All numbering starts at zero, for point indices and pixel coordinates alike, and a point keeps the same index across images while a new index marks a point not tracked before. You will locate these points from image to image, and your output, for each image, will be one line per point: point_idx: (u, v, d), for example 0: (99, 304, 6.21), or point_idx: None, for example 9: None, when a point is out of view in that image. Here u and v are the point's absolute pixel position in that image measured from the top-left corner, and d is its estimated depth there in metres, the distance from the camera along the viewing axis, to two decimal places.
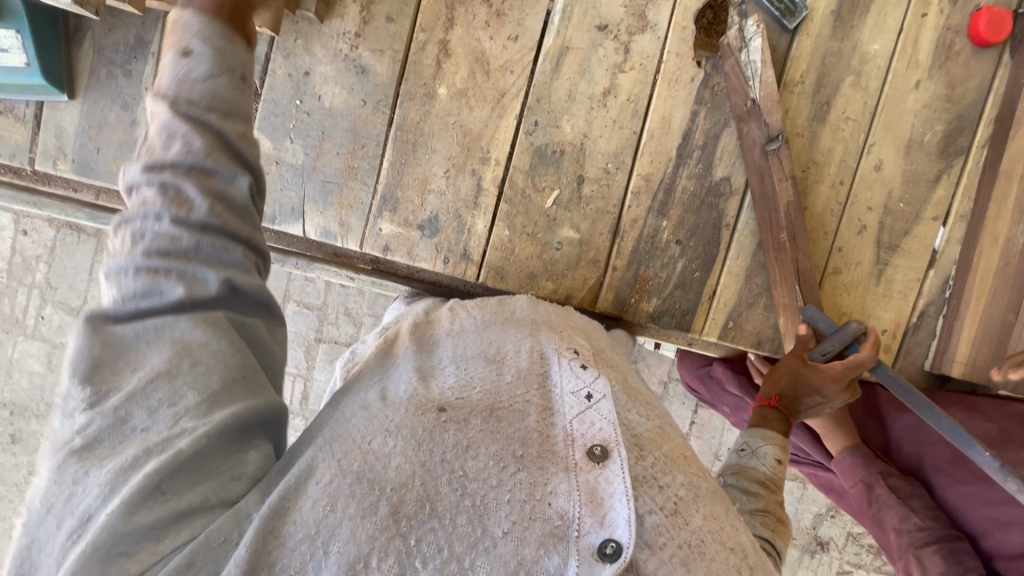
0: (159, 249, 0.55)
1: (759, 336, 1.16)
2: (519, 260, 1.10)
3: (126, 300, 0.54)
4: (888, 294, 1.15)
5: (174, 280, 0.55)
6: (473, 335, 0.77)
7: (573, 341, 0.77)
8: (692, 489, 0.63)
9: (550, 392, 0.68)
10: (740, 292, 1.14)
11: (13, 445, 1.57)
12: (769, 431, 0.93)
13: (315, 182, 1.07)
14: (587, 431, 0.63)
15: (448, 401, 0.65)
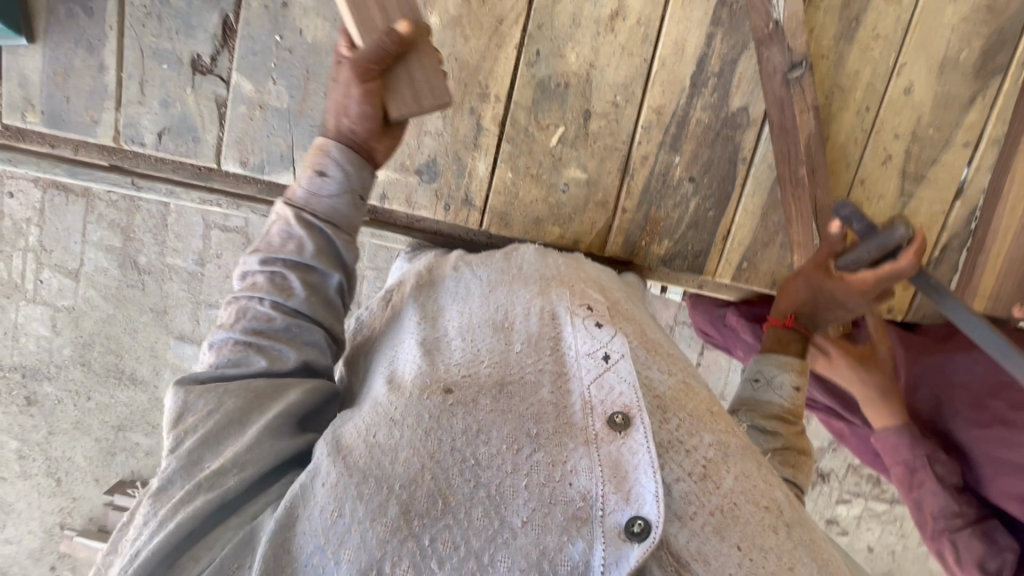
0: (255, 328, 0.69)
1: (774, 277, 1.12)
2: (524, 204, 1.05)
3: (219, 357, 0.68)
4: (910, 228, 1.10)
5: (260, 354, 0.68)
6: (479, 300, 0.73)
7: (587, 293, 0.71)
8: (721, 449, 0.61)
9: (565, 356, 0.64)
10: (756, 231, 1.09)
11: (29, 407, 1.57)
12: (786, 360, 0.88)
13: (303, 128, 0.99)
14: (606, 397, 0.60)
15: (453, 382, 0.61)
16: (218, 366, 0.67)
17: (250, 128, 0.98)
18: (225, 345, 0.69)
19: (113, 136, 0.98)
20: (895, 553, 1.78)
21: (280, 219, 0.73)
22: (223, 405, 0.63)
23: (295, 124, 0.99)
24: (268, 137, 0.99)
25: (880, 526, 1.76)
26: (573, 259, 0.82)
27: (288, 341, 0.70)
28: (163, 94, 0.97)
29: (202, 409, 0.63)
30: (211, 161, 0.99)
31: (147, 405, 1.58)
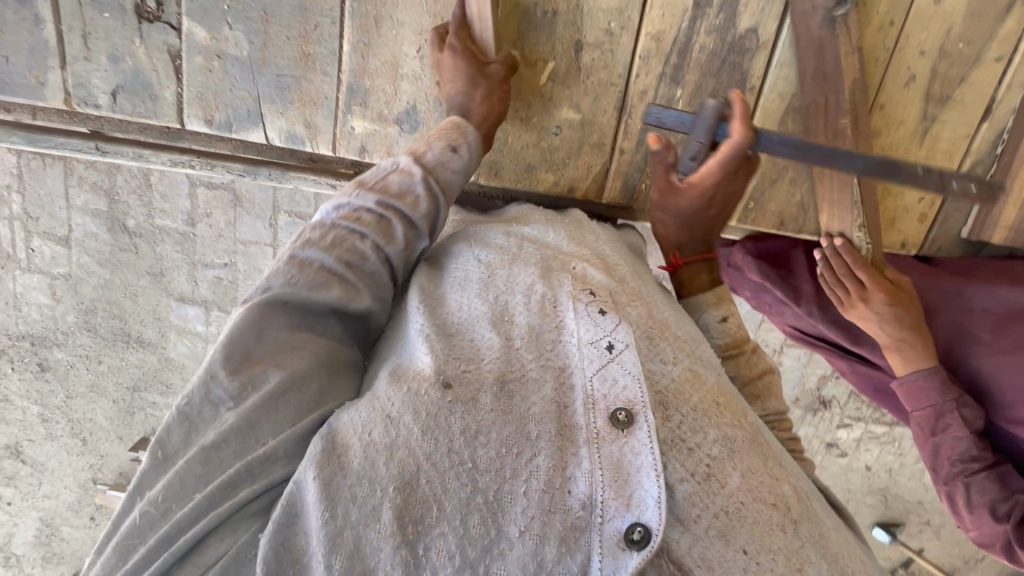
0: (348, 260, 0.66)
1: (782, 216, 1.07)
2: (514, 151, 0.98)
3: (299, 276, 0.62)
4: (931, 155, 1.03)
5: (341, 287, 0.64)
6: (479, 286, 0.67)
7: (588, 280, 0.68)
8: (728, 444, 0.58)
9: (565, 346, 0.61)
10: (764, 168, 1.02)
11: (42, 373, 1.51)
12: (703, 298, 0.88)
13: (268, 78, 0.90)
14: (609, 391, 0.57)
15: (452, 375, 0.56)
16: (302, 287, 0.62)
17: (210, 82, 0.90)
18: (311, 264, 0.64)
19: (65, 98, 0.90)
20: (892, 471, 1.83)
21: (404, 168, 0.74)
22: (268, 383, 0.57)
23: (259, 74, 0.90)
24: (231, 91, 0.90)
25: (879, 447, 1.80)
26: (579, 233, 0.78)
27: (366, 287, 0.67)
28: (111, 48, 0.88)
29: (252, 370, 0.57)
30: (173, 121, 0.92)
31: (158, 366, 1.52)
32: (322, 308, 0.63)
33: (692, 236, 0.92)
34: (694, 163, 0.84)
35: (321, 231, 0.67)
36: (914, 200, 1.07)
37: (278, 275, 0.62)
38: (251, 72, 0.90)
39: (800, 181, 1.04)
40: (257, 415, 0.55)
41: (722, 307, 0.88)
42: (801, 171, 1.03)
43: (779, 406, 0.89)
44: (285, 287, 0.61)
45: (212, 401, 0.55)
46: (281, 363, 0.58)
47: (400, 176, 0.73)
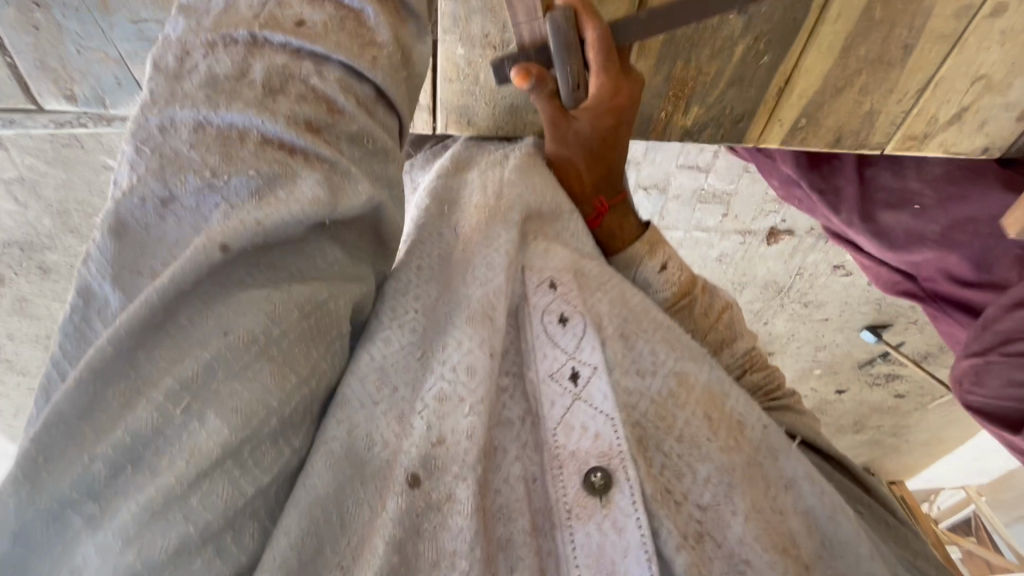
0: (303, 120, 0.40)
1: (839, 132, 0.83)
2: (490, 88, 0.72)
3: (232, 174, 0.37)
4: None
5: (303, 163, 0.39)
6: (461, 278, 0.52)
7: (545, 262, 0.55)
8: (724, 479, 0.50)
9: (529, 386, 0.50)
10: (829, 75, 0.76)
11: (46, 274, 1.36)
12: (633, 252, 0.65)
13: (121, 28, 0.62)
14: (577, 443, 0.48)
15: (417, 464, 0.42)
16: (245, 218, 0.36)
17: (43, 45, 0.63)
18: (242, 140, 0.38)
19: None
20: None
21: None
22: (165, 465, 0.33)
23: (107, 25, 0.62)
24: (79, 54, 0.64)
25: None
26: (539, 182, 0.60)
27: (349, 152, 0.42)
28: None
29: (133, 409, 0.34)
30: (24, 102, 0.67)
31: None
32: (297, 232, 0.38)
33: (608, 168, 0.66)
34: (569, 94, 0.61)
35: (241, 56, 0.40)
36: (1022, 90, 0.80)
37: (192, 178, 0.37)
38: (94, 24, 0.62)
39: (874, 87, 0.78)
40: (140, 537, 0.32)
41: (658, 253, 0.65)
42: (877, 75, 0.77)
43: (746, 339, 0.72)
44: (215, 199, 0.37)
45: (57, 512, 0.32)
46: (180, 401, 0.34)
47: (287, 52, 0.41)
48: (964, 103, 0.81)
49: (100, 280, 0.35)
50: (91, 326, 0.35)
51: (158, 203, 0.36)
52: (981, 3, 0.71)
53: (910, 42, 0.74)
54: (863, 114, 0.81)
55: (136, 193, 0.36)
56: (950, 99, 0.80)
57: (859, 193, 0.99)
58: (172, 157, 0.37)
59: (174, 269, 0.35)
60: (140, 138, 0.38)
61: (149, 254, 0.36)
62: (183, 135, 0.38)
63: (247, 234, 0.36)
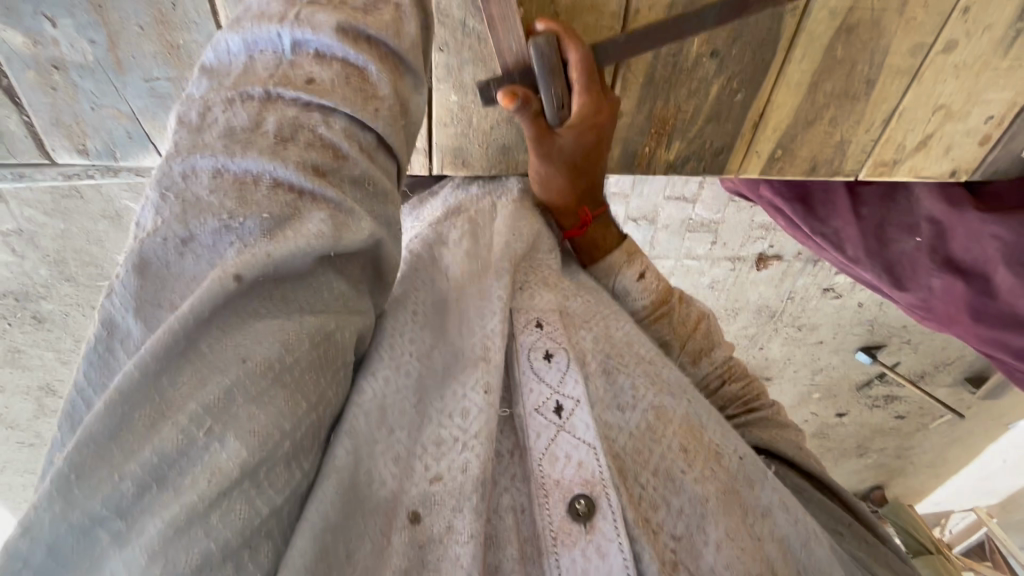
0: (316, 164, 0.43)
1: (815, 161, 0.88)
2: (483, 130, 0.76)
3: (246, 215, 0.39)
4: (1014, 65, 0.80)
5: (313, 204, 0.42)
6: (456, 326, 0.55)
7: (534, 302, 0.59)
8: (697, 510, 0.51)
9: (516, 420, 0.52)
10: (799, 110, 0.81)
11: (42, 325, 1.37)
12: (612, 260, 0.70)
13: (134, 86, 0.66)
14: (563, 473, 0.49)
15: (418, 499, 0.45)
16: (259, 250, 0.38)
17: (58, 104, 0.66)
18: (257, 183, 0.41)
19: None
20: (884, 305, 1.85)
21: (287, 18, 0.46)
22: (190, 482, 0.34)
23: (122, 83, 0.66)
24: (93, 109, 0.67)
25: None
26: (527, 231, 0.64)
27: (354, 195, 0.44)
28: None
29: (160, 430, 0.35)
30: (37, 156, 0.70)
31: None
32: (305, 266, 0.40)
33: (591, 181, 0.70)
34: (553, 115, 0.65)
35: (255, 111, 0.43)
36: (980, 118, 0.86)
37: (210, 219, 0.39)
38: (110, 83, 0.66)
39: (843, 119, 0.83)
40: (167, 552, 0.32)
41: (637, 262, 0.70)
42: (845, 109, 0.82)
43: (722, 348, 0.74)
44: (227, 232, 0.39)
45: (85, 528, 0.32)
46: (203, 423, 0.35)
47: (298, 106, 0.44)
48: (927, 131, 0.86)
49: (124, 313, 0.37)
50: (114, 355, 0.37)
51: (179, 242, 0.39)
52: (934, 41, 0.77)
53: (873, 77, 0.79)
54: (835, 143, 0.86)
55: (159, 234, 0.39)
56: (915, 126, 0.85)
57: (859, 231, 1.06)
58: (193, 200, 0.40)
59: (195, 300, 0.37)
60: (164, 185, 0.40)
61: (169, 288, 0.38)
62: (202, 181, 0.41)
63: (260, 267, 0.38)
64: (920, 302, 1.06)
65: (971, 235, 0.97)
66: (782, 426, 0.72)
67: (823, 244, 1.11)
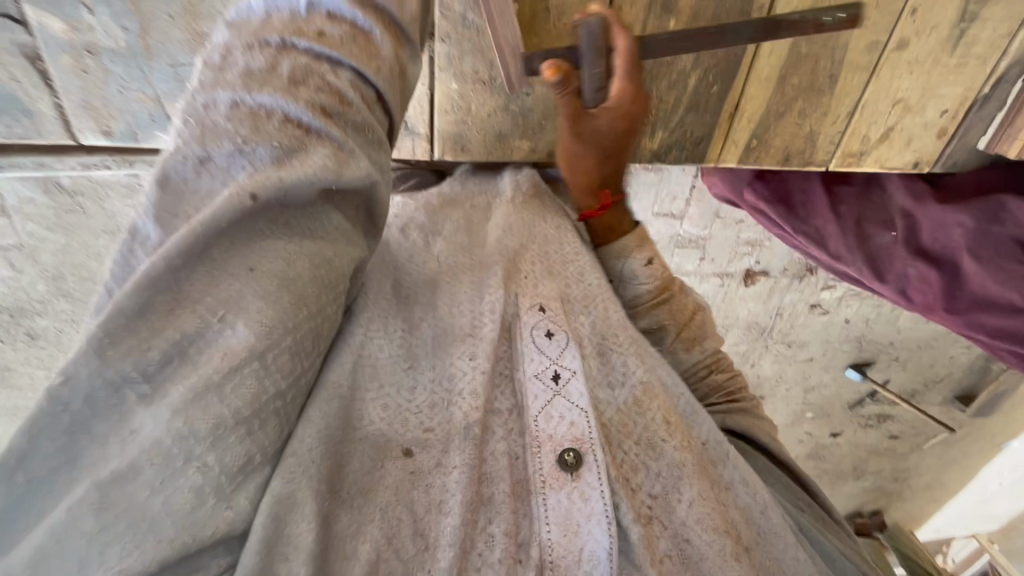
0: (323, 105, 0.48)
1: (787, 151, 0.95)
2: (481, 118, 0.83)
3: (258, 143, 0.44)
4: (961, 64, 0.89)
5: (316, 142, 0.46)
6: (448, 303, 0.60)
7: (538, 288, 0.62)
8: (674, 473, 0.57)
9: (516, 382, 0.58)
10: (770, 103, 0.89)
11: (32, 342, 1.32)
12: (623, 243, 0.74)
13: (161, 71, 0.72)
14: (555, 429, 0.55)
15: (413, 441, 0.52)
16: (269, 173, 0.43)
17: (89, 86, 0.72)
18: (269, 117, 0.46)
19: None
20: (869, 320, 1.91)
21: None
22: (206, 360, 0.41)
23: (149, 68, 0.71)
24: (120, 93, 0.73)
25: (858, 302, 1.85)
26: (521, 221, 0.69)
27: (354, 134, 0.50)
28: None
29: (179, 317, 0.41)
30: (62, 138, 0.75)
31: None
32: (309, 196, 0.45)
33: (617, 165, 0.72)
34: (594, 100, 0.65)
35: (271, 56, 0.48)
36: (936, 112, 0.94)
37: (226, 142, 0.44)
38: (138, 68, 0.71)
39: (811, 111, 0.91)
40: (188, 411, 0.39)
41: (646, 249, 0.75)
42: (812, 101, 0.90)
43: (714, 340, 0.80)
44: (243, 156, 0.44)
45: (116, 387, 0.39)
46: (217, 312, 0.41)
47: (310, 55, 0.49)
48: (889, 123, 0.94)
49: (144, 218, 0.42)
50: (134, 256, 0.42)
51: (197, 161, 0.43)
52: (887, 40, 0.86)
53: (835, 72, 0.88)
54: (805, 134, 0.93)
55: (179, 152, 0.43)
56: (877, 119, 0.93)
57: (839, 228, 1.12)
58: (211, 126, 0.44)
59: (210, 211, 0.41)
60: (188, 113, 0.45)
61: (185, 201, 0.43)
62: (221, 110, 0.45)
63: (273, 187, 0.43)
64: (900, 294, 1.10)
65: (934, 225, 1.04)
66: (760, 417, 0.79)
67: (806, 243, 1.17)
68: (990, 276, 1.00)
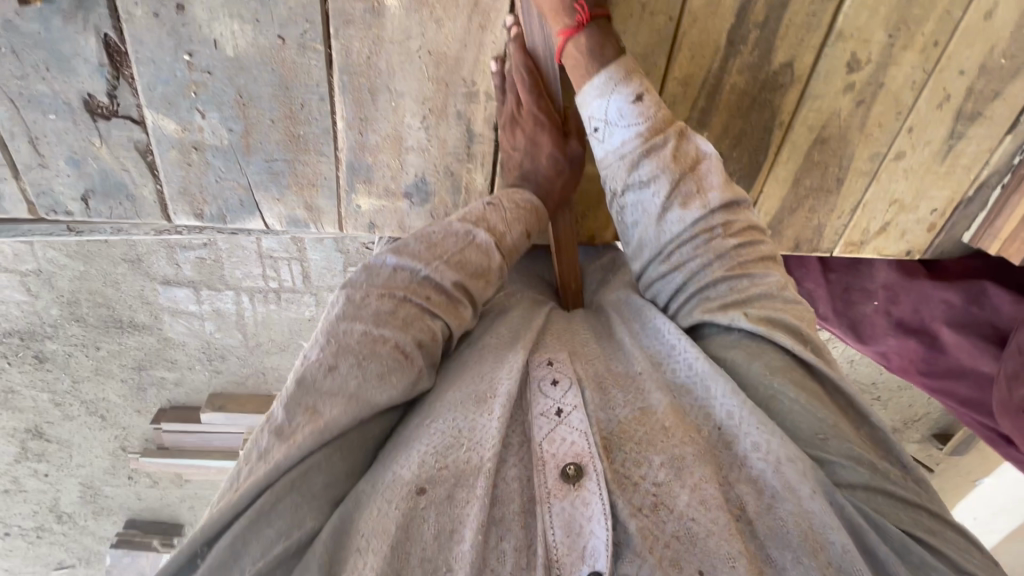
0: (421, 341, 0.64)
1: (797, 240, 1.06)
2: None
3: (370, 362, 0.61)
4: (950, 171, 1.01)
5: (397, 369, 0.62)
6: (470, 372, 0.67)
7: (550, 350, 0.70)
8: (674, 464, 0.59)
9: (524, 422, 0.63)
10: (784, 200, 1.00)
11: (42, 364, 1.47)
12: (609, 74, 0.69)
13: (256, 165, 0.80)
14: (557, 450, 0.60)
15: (423, 478, 0.57)
16: (370, 379, 0.60)
17: (190, 176, 0.79)
18: (382, 342, 0.62)
19: (29, 209, 0.79)
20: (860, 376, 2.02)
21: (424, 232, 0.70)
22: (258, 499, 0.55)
23: (245, 162, 0.80)
24: (217, 182, 0.81)
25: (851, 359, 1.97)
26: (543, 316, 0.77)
27: (428, 365, 0.66)
28: (67, 152, 0.75)
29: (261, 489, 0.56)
30: (158, 219, 0.82)
31: (158, 346, 1.49)
32: (382, 402, 0.61)
33: None
34: None
35: (388, 289, 0.65)
36: (926, 210, 1.06)
37: (348, 359, 0.61)
38: (236, 162, 0.79)
39: (820, 207, 1.02)
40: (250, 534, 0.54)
41: (636, 82, 0.70)
42: (821, 199, 1.01)
43: (722, 194, 0.71)
44: (357, 373, 0.60)
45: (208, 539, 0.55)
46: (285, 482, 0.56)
47: (418, 281, 0.67)
48: (886, 218, 1.06)
49: (279, 408, 0.59)
50: (264, 438, 0.59)
51: (326, 368, 0.60)
52: (888, 152, 0.97)
53: (842, 175, 0.99)
54: (811, 227, 1.05)
55: (316, 361, 0.61)
56: (876, 215, 1.05)
57: (829, 291, 1.23)
58: (337, 344, 0.61)
59: (327, 414, 0.59)
60: (327, 333, 0.63)
61: (310, 396, 0.60)
62: (348, 333, 0.62)
63: (375, 396, 0.61)
64: (880, 356, 1.19)
65: (920, 298, 1.15)
66: (789, 303, 0.69)
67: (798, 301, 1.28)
68: (965, 349, 1.10)
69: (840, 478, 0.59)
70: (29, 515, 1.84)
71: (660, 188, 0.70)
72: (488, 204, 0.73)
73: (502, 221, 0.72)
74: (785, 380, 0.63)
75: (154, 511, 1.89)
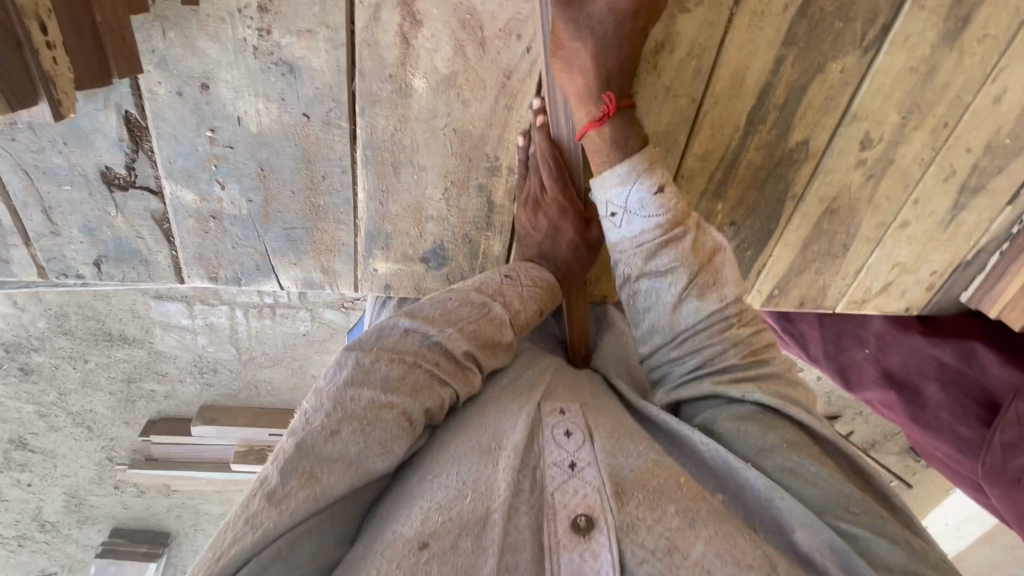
0: (428, 411, 0.63)
1: (803, 299, 1.08)
2: None
3: (376, 428, 0.58)
4: (951, 238, 1.03)
5: (402, 434, 0.60)
6: (476, 423, 0.64)
7: (560, 399, 0.67)
8: (688, 514, 0.55)
9: (536, 469, 0.59)
10: (792, 263, 1.02)
11: (27, 377, 1.44)
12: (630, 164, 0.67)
13: (274, 233, 0.79)
14: (570, 500, 0.55)
15: (427, 533, 0.53)
16: (373, 449, 0.57)
17: (205, 243, 0.78)
18: (388, 407, 0.59)
19: (38, 272, 0.77)
20: None
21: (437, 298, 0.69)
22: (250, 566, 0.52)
23: (263, 230, 0.79)
24: (233, 248, 0.79)
25: None
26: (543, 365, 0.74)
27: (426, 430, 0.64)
28: (81, 220, 0.74)
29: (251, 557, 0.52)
30: (171, 282, 0.81)
31: (148, 359, 1.46)
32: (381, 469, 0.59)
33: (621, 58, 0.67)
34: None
35: (398, 355, 0.63)
36: (925, 272, 1.07)
37: (351, 424, 0.58)
38: (254, 230, 0.78)
39: (826, 269, 1.04)
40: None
41: (657, 171, 0.67)
42: (827, 263, 1.03)
43: (736, 290, 0.68)
44: (359, 441, 0.57)
45: None
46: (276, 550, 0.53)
47: (430, 344, 0.65)
48: (888, 279, 1.07)
49: (275, 472, 0.55)
50: (254, 505, 0.54)
51: (328, 433, 0.57)
52: (894, 221, 1.00)
53: (849, 240, 1.01)
54: (816, 286, 1.06)
55: (319, 423, 0.57)
56: (879, 276, 1.07)
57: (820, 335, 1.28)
58: (344, 408, 0.58)
59: (326, 482, 0.55)
60: (333, 396, 0.59)
61: (307, 459, 0.56)
62: (356, 400, 0.59)
63: (376, 465, 0.58)
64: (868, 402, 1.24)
65: (908, 351, 1.17)
66: (794, 383, 0.67)
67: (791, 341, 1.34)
68: (947, 407, 1.12)
69: (874, 554, 0.53)
70: (11, 524, 1.76)
71: (677, 280, 0.67)
72: (507, 277, 0.73)
73: (519, 296, 0.72)
74: (805, 453, 0.59)
75: (139, 520, 1.84)
